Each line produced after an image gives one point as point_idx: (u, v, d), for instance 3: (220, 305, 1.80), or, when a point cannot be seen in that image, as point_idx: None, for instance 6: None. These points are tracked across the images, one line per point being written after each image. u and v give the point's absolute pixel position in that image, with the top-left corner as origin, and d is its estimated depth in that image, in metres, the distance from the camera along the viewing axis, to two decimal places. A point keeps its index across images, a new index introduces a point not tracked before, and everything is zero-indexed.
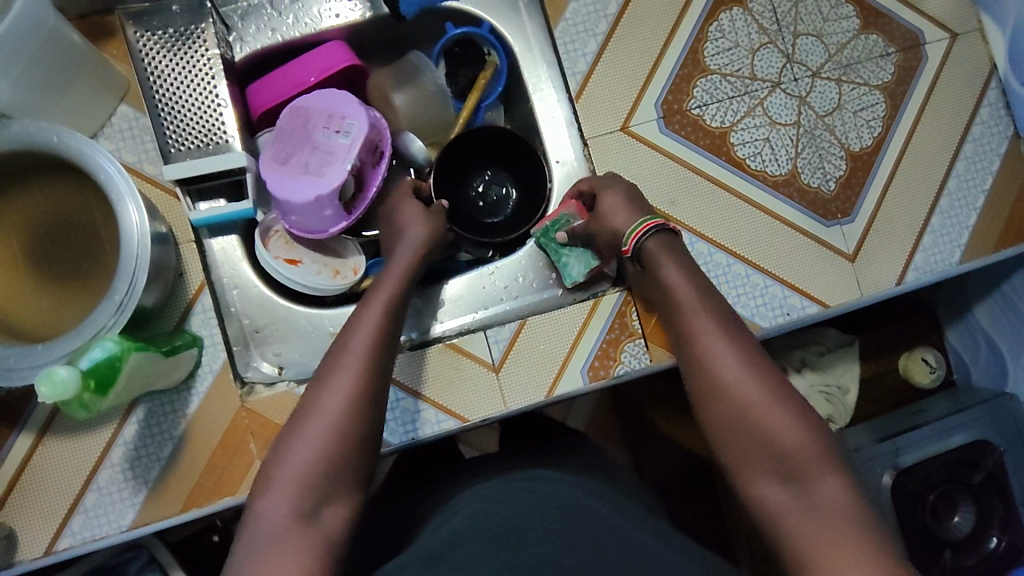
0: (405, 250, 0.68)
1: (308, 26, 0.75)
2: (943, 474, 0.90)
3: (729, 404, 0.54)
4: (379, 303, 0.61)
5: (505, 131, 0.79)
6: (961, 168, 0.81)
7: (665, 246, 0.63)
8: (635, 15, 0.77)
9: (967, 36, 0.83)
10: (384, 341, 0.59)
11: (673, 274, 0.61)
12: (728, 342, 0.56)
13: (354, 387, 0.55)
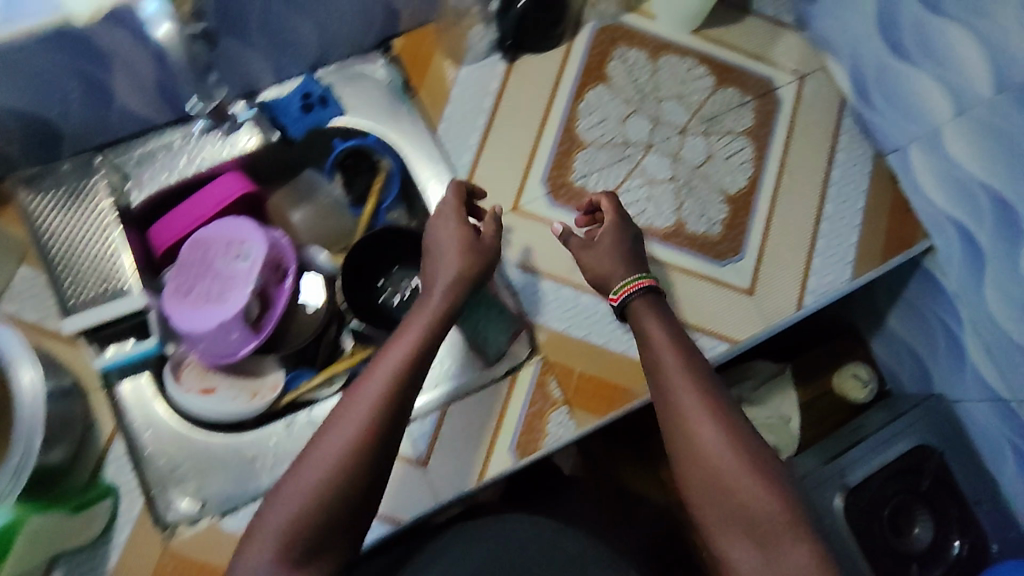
0: (443, 280, 0.67)
1: (202, 163, 0.79)
2: (893, 487, 0.93)
3: (693, 452, 0.59)
4: (399, 350, 0.61)
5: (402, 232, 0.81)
6: (834, 193, 0.88)
7: (648, 310, 0.69)
8: (509, 105, 0.84)
9: (815, 75, 0.90)
10: (399, 393, 0.59)
11: (654, 331, 0.67)
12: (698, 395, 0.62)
13: (356, 435, 0.56)
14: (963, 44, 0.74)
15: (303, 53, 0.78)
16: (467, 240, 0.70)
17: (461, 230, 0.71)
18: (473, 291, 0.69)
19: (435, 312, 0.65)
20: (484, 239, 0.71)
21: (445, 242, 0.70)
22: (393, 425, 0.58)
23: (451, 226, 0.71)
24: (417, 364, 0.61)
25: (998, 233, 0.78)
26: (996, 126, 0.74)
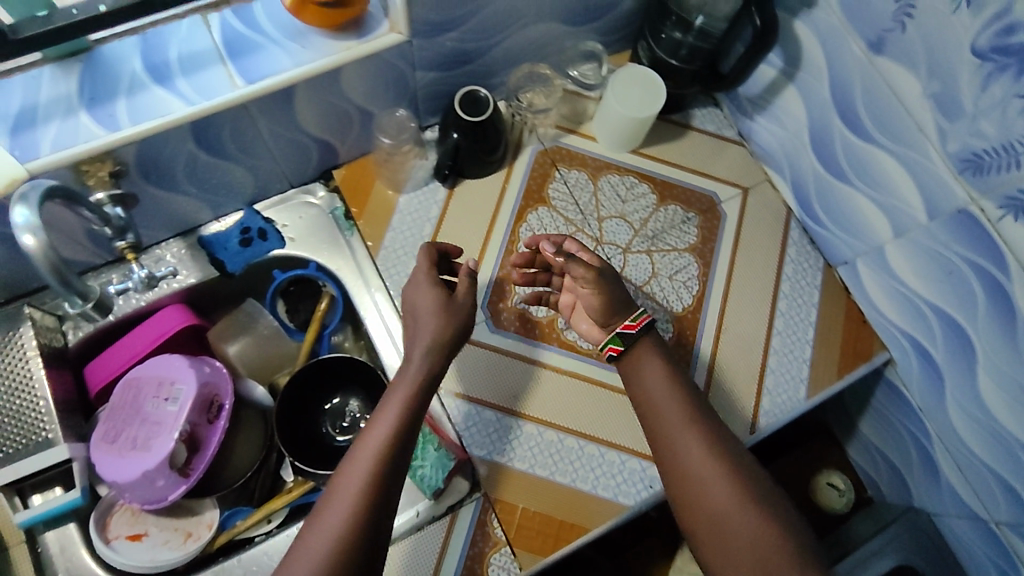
0: (422, 339, 0.66)
1: (140, 300, 0.79)
2: None
3: (690, 478, 0.62)
4: (388, 414, 0.61)
5: (344, 358, 0.80)
6: (784, 307, 0.87)
7: (650, 346, 0.71)
8: (449, 230, 0.84)
9: (758, 188, 0.92)
10: (393, 458, 0.58)
11: (654, 367, 0.69)
12: (692, 424, 0.65)
13: (353, 503, 0.55)
14: (892, 169, 0.73)
15: (239, 190, 0.80)
16: (440, 300, 0.68)
17: (435, 292, 0.69)
18: (452, 353, 0.67)
19: (422, 370, 0.64)
20: (458, 298, 0.69)
21: (419, 307, 0.68)
22: (385, 490, 0.57)
23: (423, 290, 0.69)
24: (408, 423, 0.61)
25: (952, 354, 0.75)
26: (937, 250, 0.72)
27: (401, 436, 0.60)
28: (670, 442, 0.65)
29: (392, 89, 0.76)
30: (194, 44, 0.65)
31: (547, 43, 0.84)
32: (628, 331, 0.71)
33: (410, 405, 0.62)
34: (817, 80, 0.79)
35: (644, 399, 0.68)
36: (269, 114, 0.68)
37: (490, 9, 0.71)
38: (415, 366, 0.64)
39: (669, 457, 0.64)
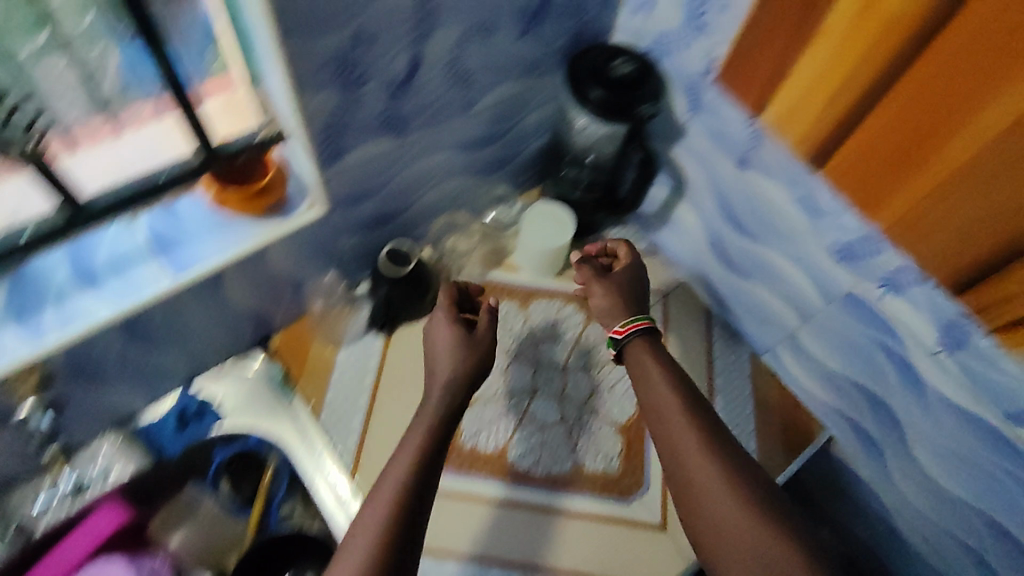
0: (440, 368, 0.68)
1: (73, 504, 0.77)
2: None
3: (683, 476, 0.61)
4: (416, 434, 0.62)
5: (290, 536, 0.77)
6: (722, 402, 0.91)
7: (645, 349, 0.71)
8: (390, 379, 0.86)
9: (675, 292, 0.99)
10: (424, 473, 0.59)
11: (649, 367, 0.69)
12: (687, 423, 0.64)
13: (375, 544, 0.53)
14: (783, 264, 0.80)
15: (174, 371, 0.80)
16: (460, 336, 0.70)
17: (455, 327, 0.71)
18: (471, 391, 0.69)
19: (441, 411, 0.65)
20: (479, 329, 0.71)
21: (438, 344, 0.70)
22: (412, 530, 0.55)
23: (443, 327, 0.71)
24: (427, 465, 0.60)
25: (881, 425, 0.80)
26: (840, 329, 0.78)
27: (426, 473, 0.59)
28: (666, 440, 0.64)
29: (319, 257, 0.80)
30: (121, 244, 0.67)
31: (460, 193, 0.91)
32: (618, 336, 0.73)
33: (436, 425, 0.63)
34: (702, 194, 0.86)
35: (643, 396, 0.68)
36: (200, 298, 0.71)
37: (401, 175, 0.79)
38: (433, 401, 0.66)
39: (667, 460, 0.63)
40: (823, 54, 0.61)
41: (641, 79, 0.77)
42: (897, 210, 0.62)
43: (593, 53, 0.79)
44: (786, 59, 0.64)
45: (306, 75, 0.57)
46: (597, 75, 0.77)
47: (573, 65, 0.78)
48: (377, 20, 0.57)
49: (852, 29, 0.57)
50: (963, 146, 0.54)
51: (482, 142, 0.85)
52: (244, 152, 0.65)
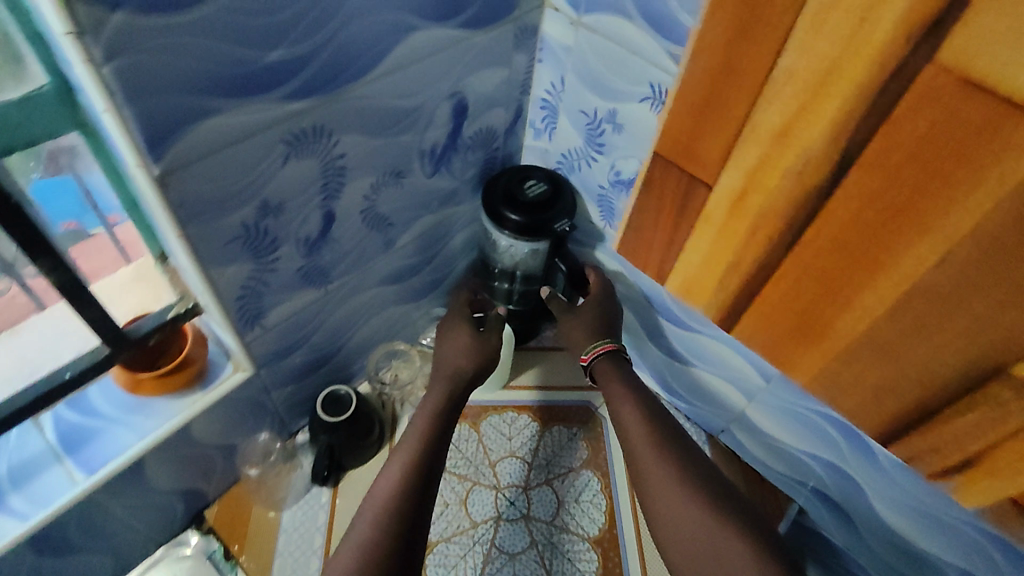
0: (461, 365, 0.77)
1: None
2: None
3: (642, 471, 0.69)
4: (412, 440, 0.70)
5: None
6: None
7: (614, 364, 0.79)
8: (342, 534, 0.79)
9: None
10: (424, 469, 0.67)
11: (613, 376, 0.78)
12: (644, 423, 0.73)
13: (375, 533, 0.61)
14: (721, 349, 0.81)
15: (97, 573, 0.71)
16: (471, 339, 0.80)
17: (464, 332, 0.81)
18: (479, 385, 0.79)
19: (421, 438, 0.70)
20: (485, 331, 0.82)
21: (448, 345, 0.80)
22: (411, 538, 0.62)
23: (454, 332, 0.81)
24: (425, 461, 0.68)
25: (844, 491, 0.81)
26: (788, 406, 0.79)
27: (411, 486, 0.65)
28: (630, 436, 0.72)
29: (251, 417, 0.76)
30: (25, 449, 0.62)
31: (395, 323, 0.89)
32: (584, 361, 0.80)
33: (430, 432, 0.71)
34: (630, 290, 0.87)
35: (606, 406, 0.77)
36: (120, 492, 0.65)
37: (330, 320, 0.76)
38: (428, 401, 0.75)
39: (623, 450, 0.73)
40: (706, 236, 0.55)
41: (554, 197, 0.79)
42: (817, 374, 0.54)
43: (505, 178, 0.81)
44: (670, 243, 0.60)
45: (212, 252, 0.56)
46: (510, 199, 0.78)
47: (486, 193, 0.80)
48: (282, 190, 0.57)
49: (726, 223, 0.53)
50: (854, 328, 0.48)
51: (410, 272, 0.84)
52: (154, 334, 0.62)
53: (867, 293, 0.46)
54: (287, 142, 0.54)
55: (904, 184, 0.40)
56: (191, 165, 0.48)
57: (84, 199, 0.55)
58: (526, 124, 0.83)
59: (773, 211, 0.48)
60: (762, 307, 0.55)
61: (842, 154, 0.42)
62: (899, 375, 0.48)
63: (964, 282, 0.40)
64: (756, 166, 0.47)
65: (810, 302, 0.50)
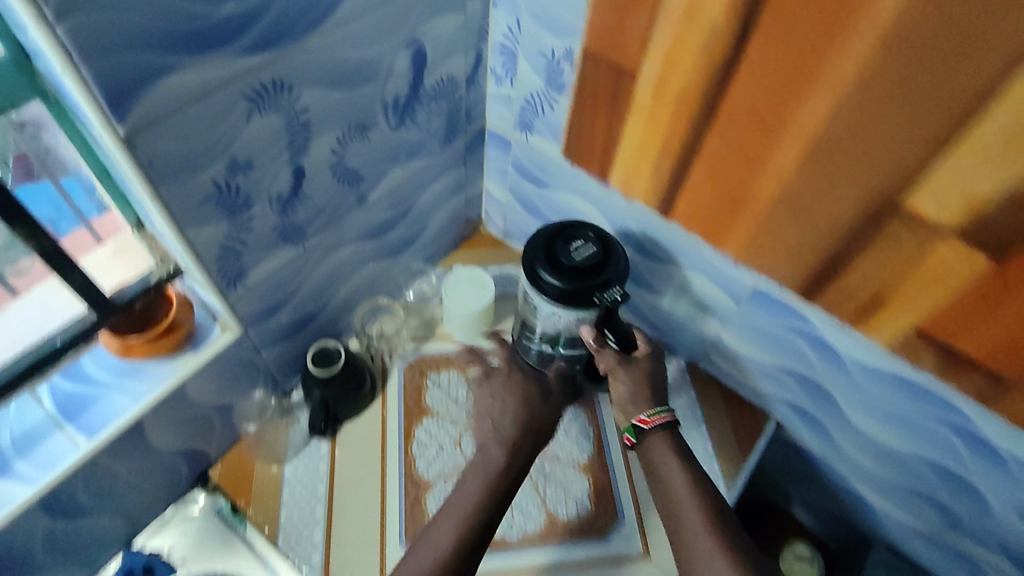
0: (512, 423, 0.75)
1: None
2: None
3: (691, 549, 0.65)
4: (463, 500, 0.69)
5: None
6: None
7: (666, 448, 0.71)
8: (343, 484, 0.83)
9: None
10: (470, 535, 0.67)
11: (670, 466, 0.70)
12: (700, 506, 0.67)
13: None
14: (691, 277, 0.84)
15: (112, 536, 0.75)
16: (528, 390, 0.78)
17: (519, 378, 0.79)
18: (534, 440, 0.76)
19: (445, 543, 0.66)
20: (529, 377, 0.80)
21: (501, 391, 0.79)
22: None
23: (509, 378, 0.79)
24: (474, 521, 0.68)
25: (818, 402, 0.85)
26: (757, 325, 0.82)
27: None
28: (680, 519, 0.67)
29: (244, 377, 0.78)
30: (26, 421, 0.65)
31: (376, 279, 0.92)
32: (642, 424, 0.72)
33: (487, 489, 0.70)
34: (600, 228, 0.89)
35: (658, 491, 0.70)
36: (124, 454, 0.68)
37: (312, 277, 0.79)
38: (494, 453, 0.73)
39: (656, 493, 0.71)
40: (662, 126, 0.68)
41: (605, 260, 0.73)
42: (732, 155, 0.65)
43: (550, 235, 0.76)
44: (623, 72, 0.68)
45: (188, 212, 0.57)
46: (554, 264, 0.73)
47: (530, 250, 0.75)
48: (249, 147, 0.58)
49: (674, 42, 0.61)
50: (800, 134, 0.58)
51: (386, 227, 0.86)
52: (139, 299, 0.64)
53: (808, 100, 0.56)
54: (249, 97, 0.55)
55: (818, 16, 0.51)
56: (156, 124, 0.50)
57: (66, 202, 0.57)
58: (487, 71, 0.84)
59: (719, 42, 0.58)
60: (710, 153, 0.67)
61: (749, 30, 0.55)
62: (852, 175, 0.58)
63: (855, 125, 0.54)
64: (684, 17, 0.59)
65: (769, 118, 0.59)
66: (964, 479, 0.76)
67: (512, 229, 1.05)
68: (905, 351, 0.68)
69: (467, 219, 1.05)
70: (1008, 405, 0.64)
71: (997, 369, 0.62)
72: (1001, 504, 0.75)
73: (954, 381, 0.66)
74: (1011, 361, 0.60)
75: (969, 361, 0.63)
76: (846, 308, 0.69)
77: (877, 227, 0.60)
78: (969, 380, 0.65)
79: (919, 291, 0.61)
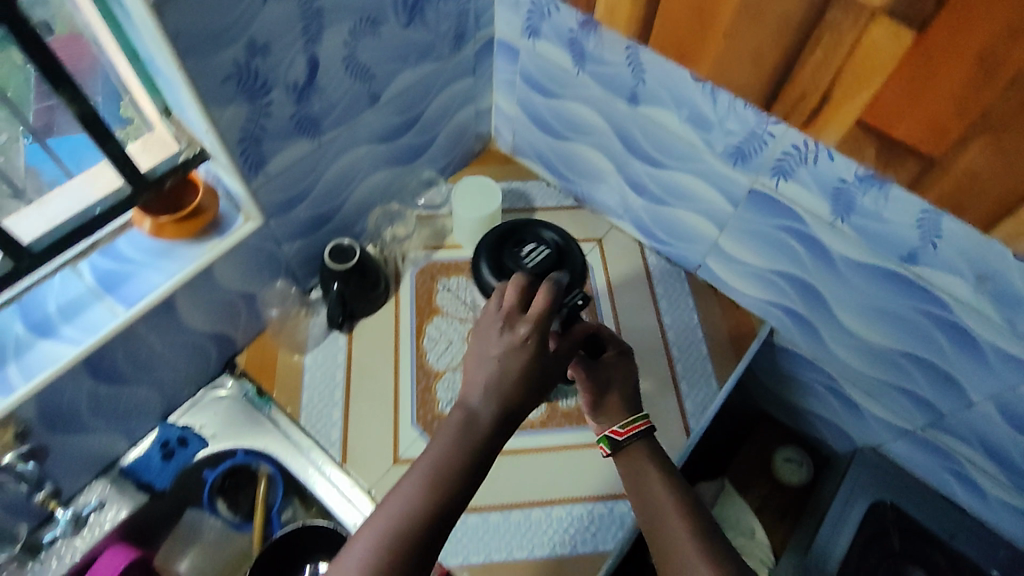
0: (495, 400, 0.63)
1: (72, 557, 0.78)
2: (875, 555, 0.99)
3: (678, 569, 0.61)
4: (449, 429, 0.62)
5: (309, 529, 0.80)
6: (670, 320, 0.99)
7: (644, 458, 0.70)
8: (359, 371, 0.89)
9: (609, 234, 1.06)
10: (454, 469, 0.60)
11: (652, 476, 0.68)
12: (684, 516, 0.65)
13: (396, 524, 0.57)
14: (689, 180, 0.87)
15: (149, 409, 0.82)
16: (521, 354, 0.64)
17: (509, 343, 0.64)
18: (523, 405, 0.64)
19: (414, 509, 0.58)
20: (517, 332, 0.65)
21: (488, 356, 0.64)
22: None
23: (496, 344, 0.64)
24: (462, 452, 0.61)
25: (809, 301, 0.88)
26: (754, 227, 0.85)
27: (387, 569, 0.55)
28: (665, 531, 0.64)
29: (266, 268, 0.84)
30: (70, 292, 0.71)
31: (388, 184, 0.96)
32: (616, 435, 0.71)
33: (482, 421, 0.62)
34: (578, 109, 0.92)
35: (642, 504, 0.67)
36: (157, 328, 0.74)
37: (327, 174, 0.83)
38: (481, 392, 0.63)
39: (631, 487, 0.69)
40: None
41: (554, 262, 0.86)
42: None
43: (502, 239, 0.88)
44: None
45: (212, 90, 0.61)
46: (506, 268, 0.85)
47: (484, 255, 0.86)
48: (266, 30, 0.62)
49: None
50: None
51: (398, 132, 0.90)
52: (169, 177, 0.69)
53: None
54: None
55: None
56: None
57: (86, 143, 0.66)
58: None
59: None
60: None
61: None
62: None
63: None
64: None
65: None
66: (947, 372, 0.79)
67: (521, 144, 1.08)
68: (850, 152, 0.68)
69: (477, 134, 1.08)
70: (936, 193, 0.64)
71: (926, 150, 0.62)
72: (979, 395, 0.78)
73: (888, 176, 0.67)
74: (938, 139, 0.61)
75: (902, 146, 0.64)
76: (800, 113, 0.69)
77: (818, 12, 0.60)
78: (903, 168, 0.65)
79: (857, 80, 0.62)
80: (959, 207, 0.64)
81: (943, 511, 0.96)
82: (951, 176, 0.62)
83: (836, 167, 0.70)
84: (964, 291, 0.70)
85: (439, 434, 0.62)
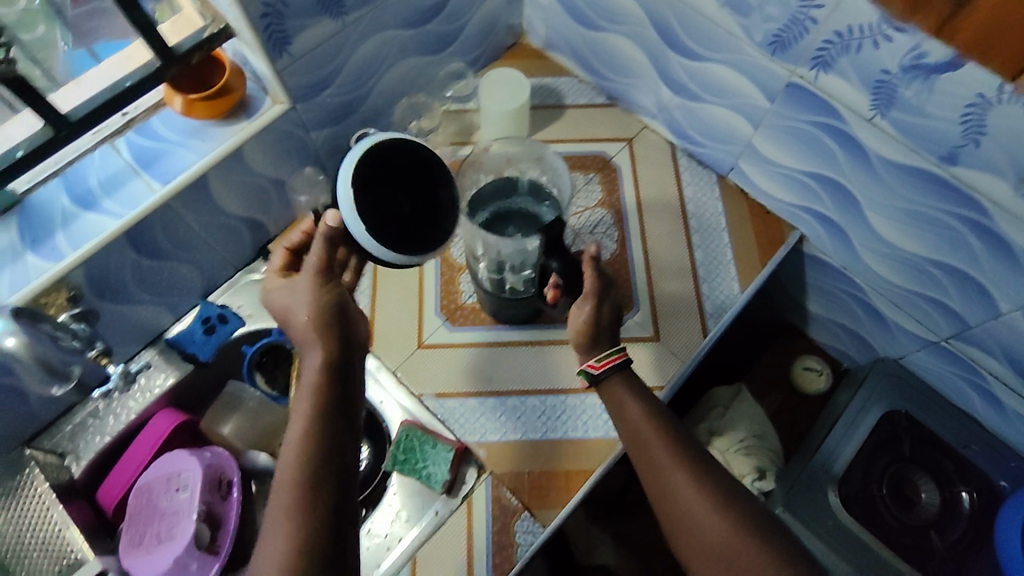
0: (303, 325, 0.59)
1: (127, 416, 0.86)
2: (884, 459, 1.01)
3: (669, 499, 0.58)
4: (310, 335, 0.59)
5: None
6: (696, 223, 0.97)
7: (622, 393, 0.67)
8: None
9: (641, 135, 1.03)
10: (329, 372, 0.56)
11: (634, 410, 0.64)
12: (671, 442, 0.61)
13: (303, 445, 0.52)
14: (724, 71, 0.83)
15: (190, 286, 0.87)
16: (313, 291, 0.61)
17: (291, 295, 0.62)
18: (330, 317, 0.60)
19: (310, 420, 0.53)
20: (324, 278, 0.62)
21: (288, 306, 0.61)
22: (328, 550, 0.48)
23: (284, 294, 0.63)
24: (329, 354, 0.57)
25: (841, 206, 0.85)
26: (789, 124, 0.82)
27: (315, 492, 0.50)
28: (649, 458, 0.61)
29: (295, 154, 0.85)
30: (108, 167, 0.74)
31: (415, 73, 0.94)
32: (592, 370, 0.69)
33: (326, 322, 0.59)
34: None
35: (628, 437, 0.63)
36: (193, 207, 0.77)
37: (352, 58, 0.81)
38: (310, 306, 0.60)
39: (619, 423, 0.65)
40: None
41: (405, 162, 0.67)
42: None
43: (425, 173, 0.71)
44: None
45: None
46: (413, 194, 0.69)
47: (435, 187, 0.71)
48: None
49: None
50: None
51: (425, 16, 0.87)
52: (195, 53, 0.70)
53: None
54: None
55: None
56: None
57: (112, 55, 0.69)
58: None
59: None
60: None
61: None
62: None
63: None
64: None
65: None
66: (978, 281, 0.77)
67: (554, 37, 1.04)
68: None
69: (509, 25, 1.04)
70: (963, 35, 0.59)
71: None
72: (1009, 305, 0.76)
73: (913, 22, 0.61)
74: None
75: None
76: None
77: None
78: (930, 9, 0.59)
79: None
80: (982, 52, 0.58)
81: (958, 423, 0.96)
82: (973, 19, 0.57)
83: (880, 56, 0.66)
84: (1004, 192, 0.67)
85: (307, 347, 0.58)
